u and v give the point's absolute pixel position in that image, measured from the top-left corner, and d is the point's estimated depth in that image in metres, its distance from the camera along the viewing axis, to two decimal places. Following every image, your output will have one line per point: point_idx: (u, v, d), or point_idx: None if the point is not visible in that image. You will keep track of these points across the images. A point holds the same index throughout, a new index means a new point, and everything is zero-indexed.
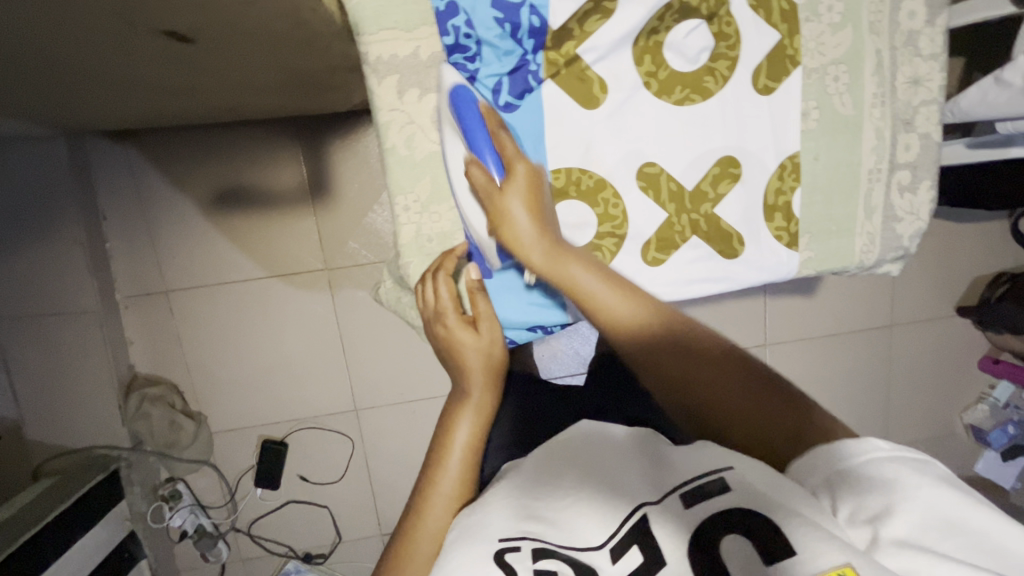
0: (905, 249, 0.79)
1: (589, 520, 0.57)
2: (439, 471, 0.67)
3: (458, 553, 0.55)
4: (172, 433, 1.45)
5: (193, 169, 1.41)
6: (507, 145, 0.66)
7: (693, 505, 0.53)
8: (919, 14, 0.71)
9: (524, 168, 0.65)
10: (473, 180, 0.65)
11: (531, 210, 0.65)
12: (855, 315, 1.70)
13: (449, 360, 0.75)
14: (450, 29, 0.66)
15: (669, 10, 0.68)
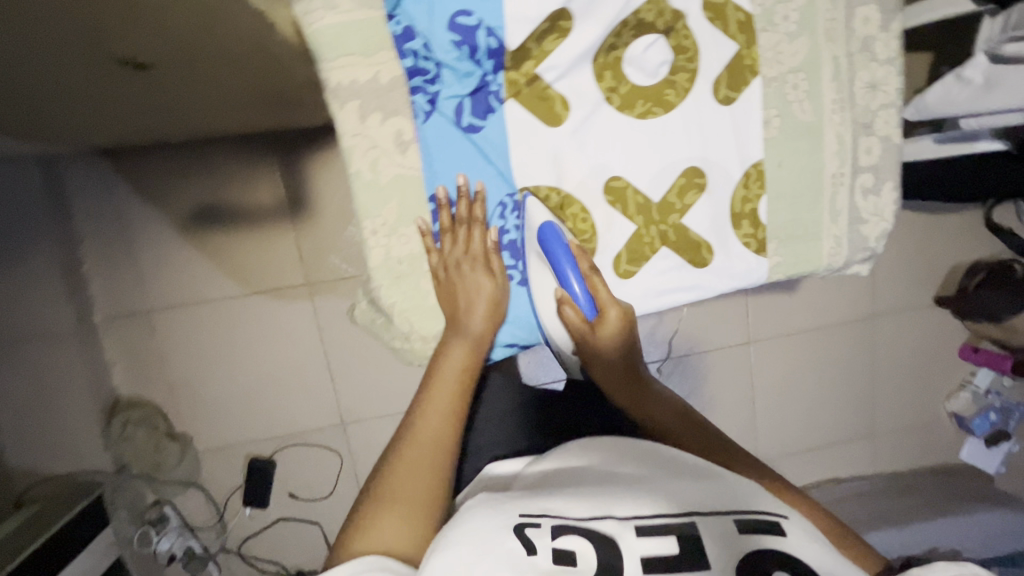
0: (872, 250, 0.81)
1: (613, 504, 0.58)
2: (434, 401, 0.68)
3: (472, 520, 0.56)
4: (154, 453, 1.46)
5: (170, 189, 1.40)
6: (599, 288, 0.71)
7: (746, 533, 0.55)
8: (873, 20, 0.73)
9: (617, 313, 0.71)
10: (567, 317, 0.73)
11: (619, 345, 0.74)
12: (837, 309, 1.72)
13: (449, 301, 0.72)
14: (408, 52, 0.65)
15: (625, 26, 0.67)
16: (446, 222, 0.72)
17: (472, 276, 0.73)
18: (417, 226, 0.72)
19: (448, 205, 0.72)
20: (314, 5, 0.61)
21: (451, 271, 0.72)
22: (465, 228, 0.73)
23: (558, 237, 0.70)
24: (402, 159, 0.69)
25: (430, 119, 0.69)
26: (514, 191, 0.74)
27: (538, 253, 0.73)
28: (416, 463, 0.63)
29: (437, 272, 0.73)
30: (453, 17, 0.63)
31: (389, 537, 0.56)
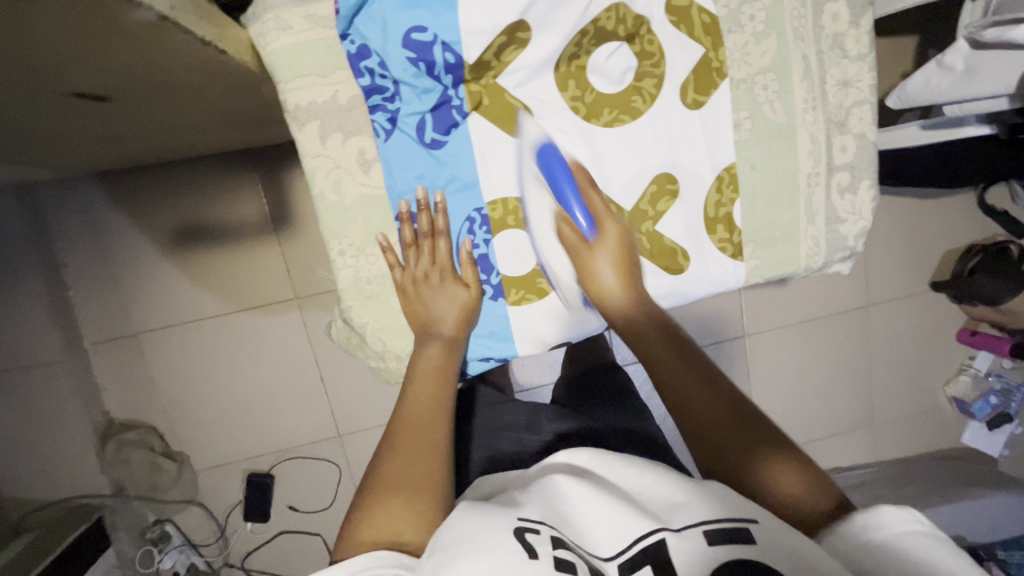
0: (851, 249, 0.79)
1: (611, 521, 0.58)
2: (410, 398, 0.66)
3: (472, 519, 0.54)
4: (151, 475, 1.47)
5: (154, 209, 1.40)
6: (599, 207, 0.70)
7: (717, 546, 0.51)
8: (842, 16, 0.71)
9: (616, 230, 0.70)
10: (565, 237, 0.69)
11: (619, 271, 0.69)
12: (831, 300, 1.71)
13: (418, 311, 0.71)
14: (364, 71, 0.63)
15: (585, 35, 0.65)
16: (409, 235, 0.69)
17: (441, 286, 0.71)
18: (379, 242, 0.70)
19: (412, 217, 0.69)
20: (268, 26, 0.61)
21: (418, 289, 0.70)
22: (429, 240, 0.70)
23: (553, 150, 0.68)
24: (365, 178, 0.68)
25: (391, 137, 0.67)
26: (482, 206, 0.71)
27: (536, 176, 0.69)
28: (409, 451, 0.61)
29: (403, 288, 0.70)
30: (407, 34, 0.61)
31: (393, 530, 0.56)
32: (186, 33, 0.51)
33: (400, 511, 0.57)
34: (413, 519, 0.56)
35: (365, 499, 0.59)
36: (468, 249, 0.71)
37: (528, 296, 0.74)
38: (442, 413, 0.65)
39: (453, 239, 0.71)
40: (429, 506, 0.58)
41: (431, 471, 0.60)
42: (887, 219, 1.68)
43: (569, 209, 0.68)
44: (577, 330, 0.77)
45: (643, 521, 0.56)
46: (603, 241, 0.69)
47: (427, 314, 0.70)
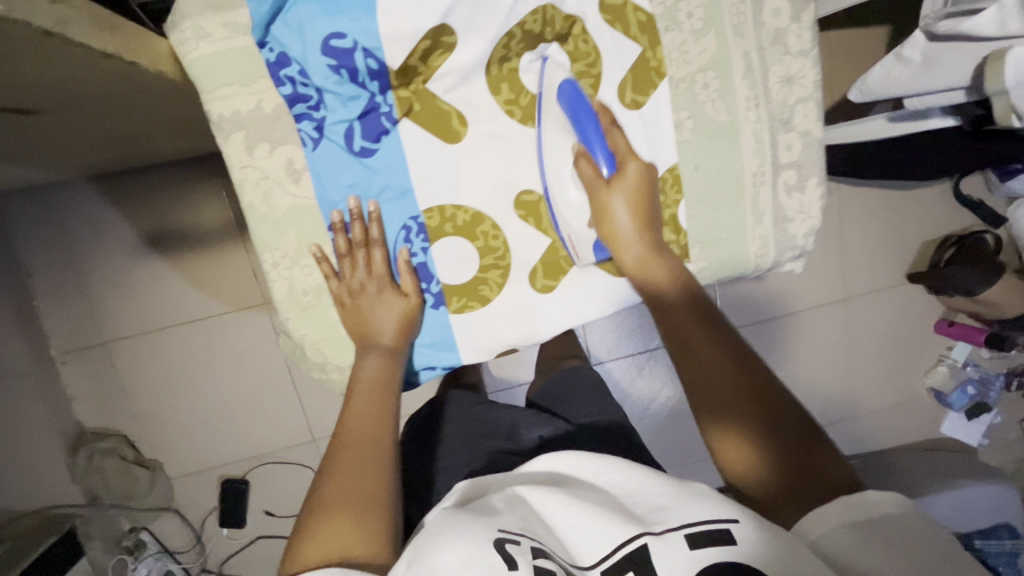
0: (801, 248, 0.78)
1: (589, 529, 0.56)
2: (353, 408, 0.62)
3: (444, 533, 0.51)
4: (127, 483, 1.44)
5: (120, 215, 1.38)
6: (619, 142, 0.67)
7: (699, 550, 0.50)
8: (783, 12, 0.69)
9: (636, 166, 0.67)
10: (581, 171, 0.65)
11: (634, 216, 0.67)
12: (810, 292, 1.69)
13: (356, 320, 0.68)
14: (284, 80, 0.61)
15: (513, 38, 0.63)
16: (343, 246, 0.67)
17: (379, 296, 0.68)
18: (313, 253, 0.68)
19: (345, 226, 0.67)
20: (186, 35, 0.59)
21: (355, 300, 0.68)
22: (363, 249, 0.68)
23: (574, 87, 0.63)
24: (296, 189, 0.66)
25: (318, 146, 0.65)
26: (418, 214, 0.69)
27: (560, 120, 0.65)
28: (354, 462, 0.57)
29: (342, 299, 0.68)
30: (325, 41, 0.59)
31: (339, 545, 0.50)
32: (86, 46, 0.50)
33: (345, 526, 0.52)
34: (363, 536, 0.51)
35: (309, 517, 0.53)
36: (405, 257, 0.69)
37: (470, 303, 0.73)
38: (386, 424, 0.61)
39: (393, 249, 0.70)
40: (376, 520, 0.53)
41: (379, 484, 0.56)
42: (864, 210, 1.67)
43: (590, 146, 0.63)
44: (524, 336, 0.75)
45: (624, 526, 0.54)
46: (621, 178, 0.65)
47: (365, 322, 0.67)
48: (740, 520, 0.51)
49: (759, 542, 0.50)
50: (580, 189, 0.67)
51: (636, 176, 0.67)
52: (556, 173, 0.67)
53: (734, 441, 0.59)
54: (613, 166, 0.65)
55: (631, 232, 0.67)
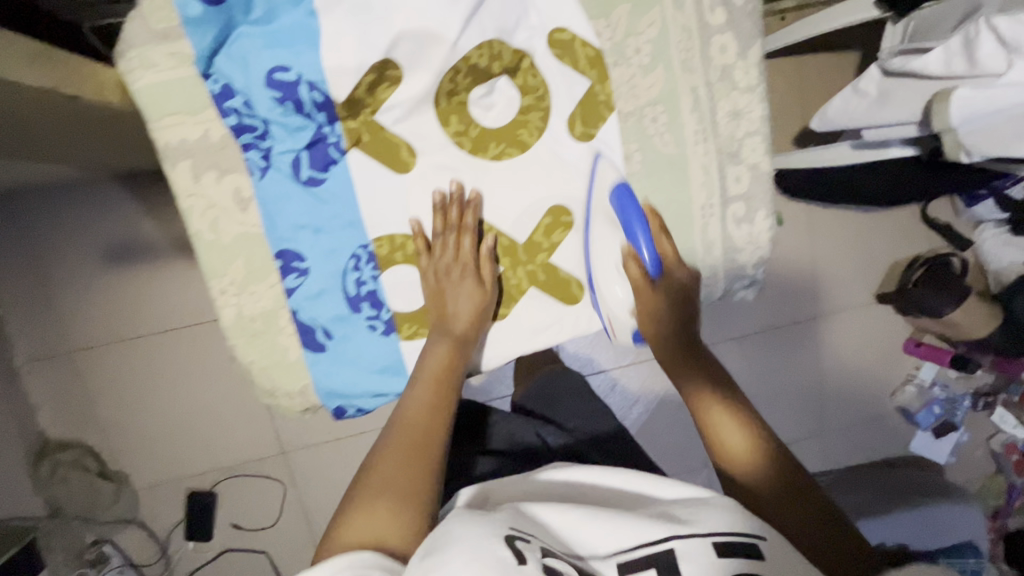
0: (751, 277, 0.80)
1: (610, 527, 0.58)
2: (416, 391, 0.65)
3: (466, 523, 0.52)
4: (90, 494, 1.44)
5: (87, 224, 1.36)
6: (669, 254, 0.71)
7: (725, 558, 0.53)
8: (730, 48, 0.70)
9: (677, 267, 0.72)
10: (629, 274, 0.66)
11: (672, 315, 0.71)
12: (784, 310, 1.71)
13: (436, 306, 0.70)
14: (228, 111, 0.61)
15: (458, 73, 0.64)
16: (439, 225, 0.69)
17: (460, 283, 0.70)
18: (411, 226, 0.70)
19: (444, 206, 0.69)
20: (132, 65, 0.60)
21: (438, 281, 0.70)
22: (454, 233, 0.69)
23: (627, 189, 0.65)
24: (243, 217, 0.66)
25: (265, 176, 0.65)
26: (368, 242, 0.69)
27: (609, 213, 0.67)
28: (406, 448, 0.59)
29: (427, 278, 0.70)
30: (269, 74, 0.60)
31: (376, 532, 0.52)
32: (18, 81, 0.51)
33: (387, 513, 0.54)
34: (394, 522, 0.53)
35: (355, 494, 0.56)
36: (488, 247, 0.71)
37: (421, 330, 0.73)
38: (443, 416, 0.63)
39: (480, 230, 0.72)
40: (417, 513, 0.55)
41: (418, 479, 0.57)
42: (833, 229, 1.69)
43: (637, 247, 0.64)
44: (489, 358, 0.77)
45: (654, 529, 0.56)
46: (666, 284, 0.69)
47: (442, 314, 0.70)
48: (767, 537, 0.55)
49: (778, 557, 0.54)
50: (627, 288, 0.69)
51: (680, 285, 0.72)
52: (604, 265, 0.70)
53: (730, 436, 0.65)
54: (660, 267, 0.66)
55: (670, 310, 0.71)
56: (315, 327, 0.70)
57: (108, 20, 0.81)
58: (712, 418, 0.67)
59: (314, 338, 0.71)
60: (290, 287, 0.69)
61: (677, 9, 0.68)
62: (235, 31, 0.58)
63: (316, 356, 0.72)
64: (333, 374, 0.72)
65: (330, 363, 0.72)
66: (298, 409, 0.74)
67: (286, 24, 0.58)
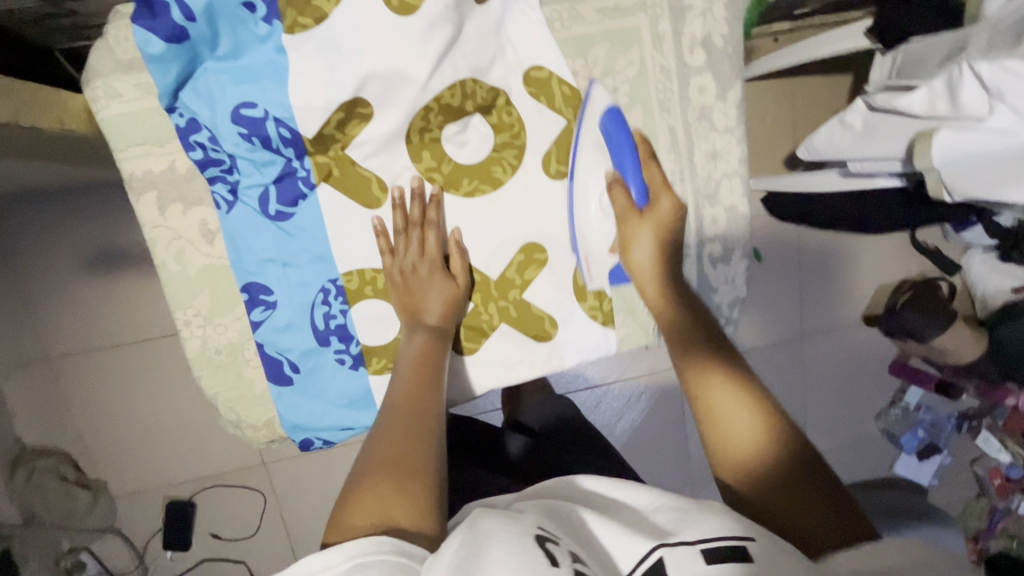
0: (727, 318, 0.79)
1: (613, 538, 0.49)
2: (398, 381, 0.63)
3: (492, 525, 0.46)
4: (67, 502, 1.35)
5: (59, 231, 1.31)
6: (653, 175, 0.67)
7: (716, 563, 0.44)
8: (709, 90, 0.71)
9: (669, 203, 0.67)
10: (615, 202, 0.64)
11: (658, 247, 0.67)
12: (783, 327, 1.66)
13: (405, 291, 0.68)
14: (194, 145, 0.62)
15: (430, 111, 0.65)
16: (400, 222, 0.68)
17: (429, 278, 0.68)
18: (372, 225, 0.68)
19: (404, 203, 0.68)
20: (97, 94, 0.60)
21: (413, 250, 0.68)
22: (418, 230, 0.68)
23: (618, 112, 0.62)
24: (209, 249, 0.66)
25: (232, 209, 0.65)
26: (337, 276, 0.69)
27: (596, 141, 0.65)
28: (401, 430, 0.56)
29: (392, 278, 0.69)
30: (235, 111, 0.60)
31: (380, 512, 0.48)
32: None
33: (387, 495, 0.50)
34: (409, 502, 0.50)
35: (353, 483, 0.52)
36: (456, 238, 0.70)
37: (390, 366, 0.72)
38: (431, 397, 0.61)
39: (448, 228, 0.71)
40: (421, 488, 0.51)
41: (421, 455, 0.54)
42: (823, 251, 1.65)
43: (624, 172, 0.63)
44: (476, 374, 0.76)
45: (641, 540, 0.48)
46: (654, 211, 0.66)
47: (416, 301, 0.68)
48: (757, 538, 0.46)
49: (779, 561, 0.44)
50: (608, 220, 0.67)
51: (668, 212, 0.67)
52: (584, 197, 0.67)
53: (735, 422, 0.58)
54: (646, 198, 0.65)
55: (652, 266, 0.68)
56: (282, 360, 0.70)
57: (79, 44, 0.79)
58: (707, 397, 0.61)
59: (280, 371, 0.71)
60: (256, 320, 0.68)
61: (656, 49, 0.69)
62: (201, 66, 0.59)
63: (282, 389, 0.71)
64: (299, 409, 0.72)
65: (296, 397, 0.71)
66: (264, 440, 0.73)
67: (254, 59, 0.59)
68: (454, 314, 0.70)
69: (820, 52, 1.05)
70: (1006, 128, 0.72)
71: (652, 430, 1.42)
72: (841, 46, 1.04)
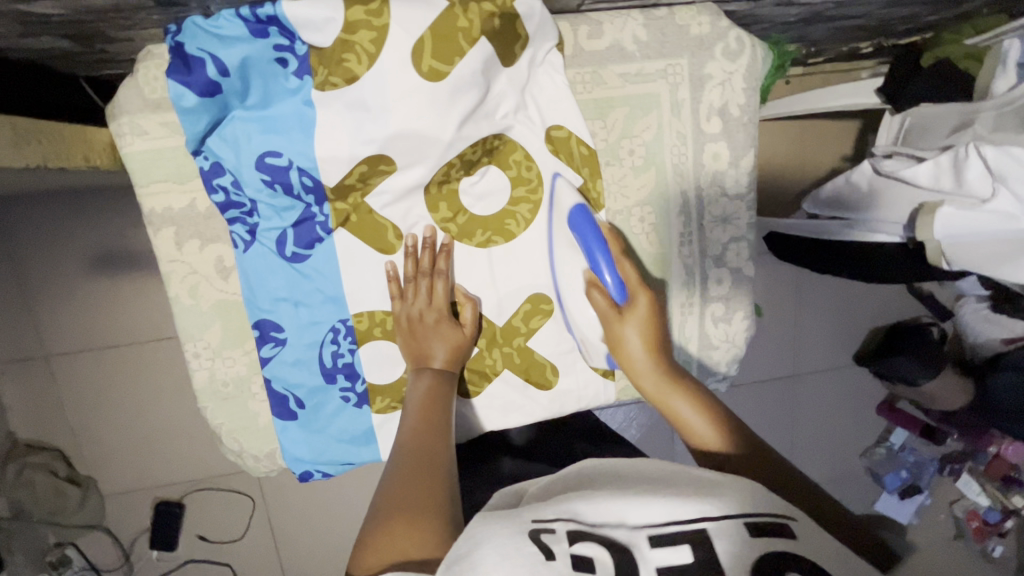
0: (725, 373, 0.84)
1: (648, 503, 0.44)
2: (405, 422, 0.63)
3: (502, 530, 0.42)
4: (54, 500, 1.29)
5: (61, 230, 1.26)
6: (628, 273, 0.65)
7: (759, 537, 0.41)
8: (723, 155, 0.76)
9: (647, 299, 0.64)
10: (594, 303, 0.65)
11: (647, 341, 0.64)
12: (789, 361, 1.64)
13: (411, 343, 0.71)
14: (217, 188, 0.66)
15: (452, 166, 0.70)
16: (411, 269, 0.72)
17: (435, 327, 0.71)
18: (385, 269, 0.72)
19: (416, 250, 0.72)
20: (123, 130, 0.64)
21: (418, 306, 0.71)
22: (428, 278, 0.71)
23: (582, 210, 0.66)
24: (223, 285, 0.71)
25: (249, 248, 0.69)
26: (347, 317, 0.73)
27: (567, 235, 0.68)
28: (415, 466, 0.55)
29: (399, 322, 0.72)
30: (261, 158, 0.64)
31: (399, 549, 0.46)
32: None
33: (402, 531, 0.48)
34: (419, 534, 0.47)
35: (369, 524, 0.50)
36: (462, 291, 0.74)
37: (393, 404, 0.75)
38: (442, 435, 0.61)
39: (456, 282, 0.75)
40: (436, 519, 0.49)
41: (435, 490, 0.53)
42: (819, 291, 1.61)
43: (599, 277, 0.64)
44: (476, 412, 0.79)
45: (682, 501, 0.43)
46: (632, 309, 0.63)
47: (420, 349, 0.70)
48: (798, 520, 0.44)
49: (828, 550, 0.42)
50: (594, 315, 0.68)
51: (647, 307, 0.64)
52: (575, 291, 0.70)
53: (690, 415, 0.61)
54: (625, 296, 0.64)
55: (646, 361, 0.64)
56: (288, 396, 0.74)
57: (103, 73, 0.80)
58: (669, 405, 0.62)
59: (286, 406, 0.74)
60: (265, 356, 0.72)
61: (673, 115, 0.74)
62: (229, 115, 0.63)
63: (286, 424, 0.75)
64: (300, 443, 0.75)
65: (299, 432, 0.75)
66: (264, 469, 0.78)
67: (281, 110, 0.63)
68: (457, 359, 0.71)
69: (837, 104, 1.05)
70: (1007, 212, 0.75)
71: (662, 425, 1.31)
72: (856, 100, 1.05)
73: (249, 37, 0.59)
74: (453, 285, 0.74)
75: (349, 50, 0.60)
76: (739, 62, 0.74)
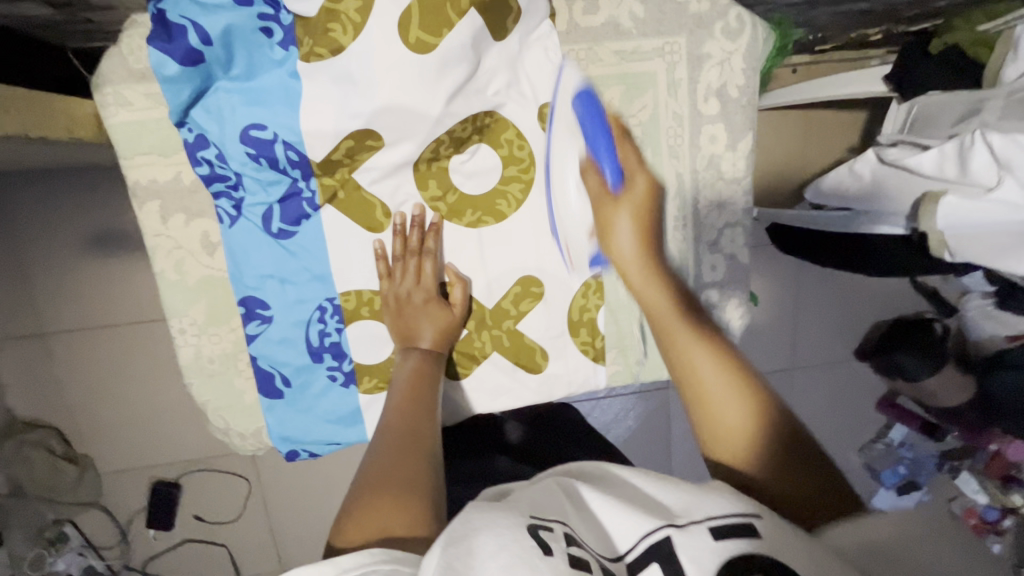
0: None
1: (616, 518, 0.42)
2: (392, 402, 0.62)
3: (487, 515, 0.40)
4: (52, 477, 1.32)
5: (58, 208, 1.26)
6: (627, 153, 0.63)
7: (726, 541, 0.38)
8: (720, 138, 0.75)
9: (644, 183, 0.63)
10: (587, 186, 0.63)
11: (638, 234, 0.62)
12: (788, 353, 1.62)
13: (399, 325, 0.70)
14: (201, 160, 0.65)
15: (441, 143, 0.69)
16: (399, 247, 0.71)
17: (423, 307, 0.70)
18: (373, 247, 0.71)
19: (405, 229, 0.71)
20: (108, 100, 0.64)
21: (408, 288, 0.70)
22: (416, 257, 0.70)
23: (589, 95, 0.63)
24: (209, 261, 0.71)
25: (234, 223, 0.68)
26: (335, 296, 0.72)
27: (568, 122, 0.64)
28: (401, 447, 0.55)
29: (386, 302, 0.71)
30: (245, 131, 0.64)
31: (380, 524, 0.46)
32: None
33: (385, 508, 0.47)
34: (402, 511, 0.47)
35: (351, 500, 0.49)
36: (453, 270, 0.73)
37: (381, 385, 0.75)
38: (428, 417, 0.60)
39: (447, 263, 0.74)
40: (419, 498, 0.49)
41: (421, 471, 0.52)
42: (820, 284, 1.59)
43: (598, 159, 0.61)
44: (465, 395, 0.79)
45: (655, 514, 0.42)
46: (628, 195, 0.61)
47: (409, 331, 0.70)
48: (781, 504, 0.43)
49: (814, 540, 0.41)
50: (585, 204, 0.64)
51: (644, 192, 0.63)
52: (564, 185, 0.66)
53: (713, 395, 0.53)
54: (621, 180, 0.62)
55: (635, 255, 0.62)
56: (274, 374, 0.73)
57: (90, 44, 0.80)
58: (683, 356, 0.56)
59: (272, 384, 0.74)
60: (251, 334, 0.72)
61: (669, 95, 0.73)
62: (213, 85, 0.62)
63: (272, 402, 0.74)
64: (287, 422, 0.75)
65: (285, 410, 0.75)
66: (251, 447, 0.77)
67: (266, 82, 0.63)
68: (445, 341, 0.71)
69: (845, 89, 1.02)
70: (1014, 202, 0.73)
71: (659, 414, 1.30)
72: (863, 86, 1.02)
73: (233, 5, 0.59)
74: (442, 266, 0.74)
75: (334, 19, 0.60)
76: (739, 42, 0.72)
